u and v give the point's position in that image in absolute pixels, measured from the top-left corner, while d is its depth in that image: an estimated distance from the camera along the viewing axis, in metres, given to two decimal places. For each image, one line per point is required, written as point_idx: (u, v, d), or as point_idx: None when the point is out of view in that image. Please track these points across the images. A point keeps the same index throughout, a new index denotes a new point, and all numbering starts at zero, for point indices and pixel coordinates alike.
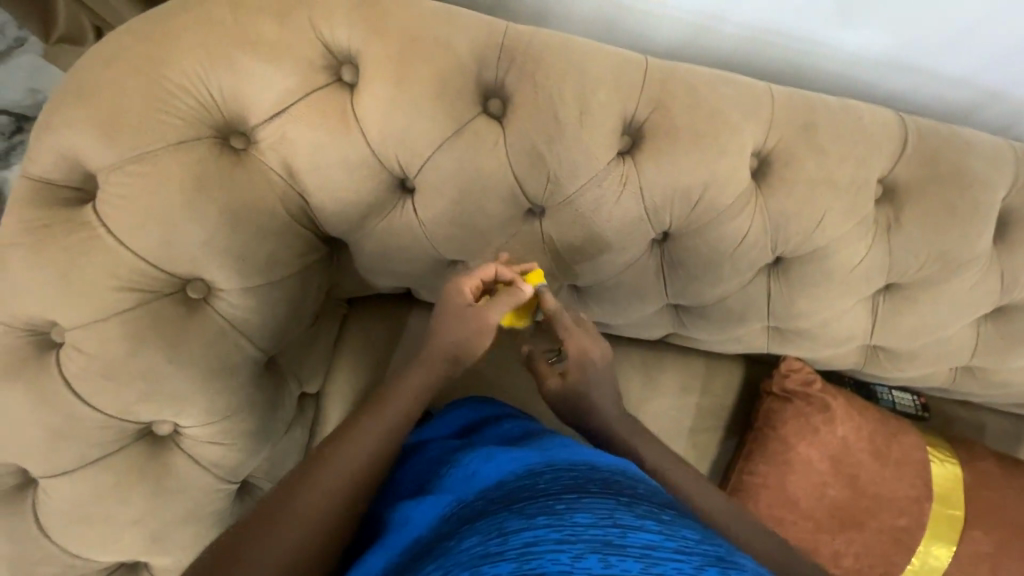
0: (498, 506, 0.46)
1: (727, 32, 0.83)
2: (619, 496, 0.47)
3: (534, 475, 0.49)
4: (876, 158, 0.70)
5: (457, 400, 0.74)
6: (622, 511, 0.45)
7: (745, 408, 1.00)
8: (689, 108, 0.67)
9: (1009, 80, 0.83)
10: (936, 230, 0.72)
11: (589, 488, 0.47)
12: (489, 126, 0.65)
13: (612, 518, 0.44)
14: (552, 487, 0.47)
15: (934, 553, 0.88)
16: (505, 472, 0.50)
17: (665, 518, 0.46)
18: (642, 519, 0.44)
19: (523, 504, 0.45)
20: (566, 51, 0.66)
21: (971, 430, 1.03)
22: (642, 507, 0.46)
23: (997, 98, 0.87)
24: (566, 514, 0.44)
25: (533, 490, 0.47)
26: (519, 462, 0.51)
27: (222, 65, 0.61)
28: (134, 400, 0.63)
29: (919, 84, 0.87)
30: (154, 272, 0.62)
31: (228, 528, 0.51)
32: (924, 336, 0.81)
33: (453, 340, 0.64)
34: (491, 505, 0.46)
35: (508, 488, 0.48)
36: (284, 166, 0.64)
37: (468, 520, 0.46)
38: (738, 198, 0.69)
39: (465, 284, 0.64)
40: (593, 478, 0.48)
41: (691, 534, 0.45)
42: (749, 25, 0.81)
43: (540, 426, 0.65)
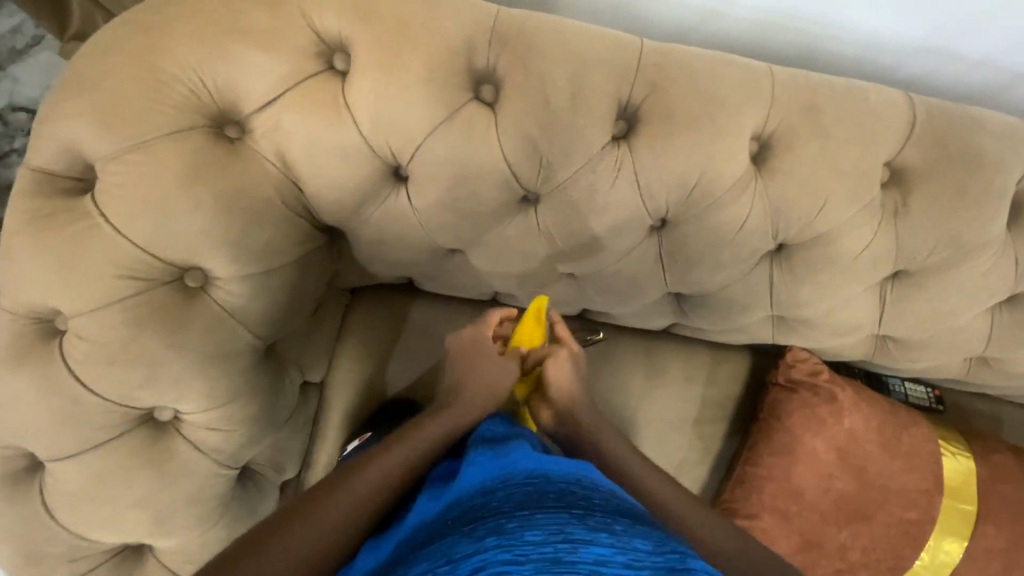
0: (453, 526, 0.49)
1: (731, 18, 0.81)
2: (573, 508, 0.50)
3: (489, 492, 0.53)
4: (884, 141, 0.68)
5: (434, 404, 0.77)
6: (574, 526, 0.48)
7: (750, 399, 0.99)
8: (686, 91, 0.65)
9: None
10: (946, 215, 0.69)
11: (542, 502, 0.50)
12: (481, 113, 0.64)
13: (562, 534, 0.47)
14: (506, 504, 0.51)
15: (945, 548, 0.85)
16: (464, 491, 0.54)
17: (618, 529, 0.49)
18: (593, 533, 0.47)
19: (475, 525, 0.49)
20: (559, 34, 0.65)
21: (988, 423, 1.00)
22: (595, 519, 0.49)
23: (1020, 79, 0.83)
24: (516, 532, 0.47)
25: (489, 507, 0.51)
26: (477, 479, 0.55)
27: (215, 54, 0.61)
28: (135, 386, 0.64)
29: (935, 69, 0.84)
30: (152, 260, 0.63)
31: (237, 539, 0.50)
32: (935, 325, 0.79)
33: None
34: (447, 524, 0.50)
35: (465, 509, 0.51)
36: (278, 155, 0.65)
37: (428, 538, 0.49)
38: (737, 182, 0.67)
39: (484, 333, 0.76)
40: (547, 492, 0.52)
41: (643, 544, 0.48)
42: (755, 11, 0.79)
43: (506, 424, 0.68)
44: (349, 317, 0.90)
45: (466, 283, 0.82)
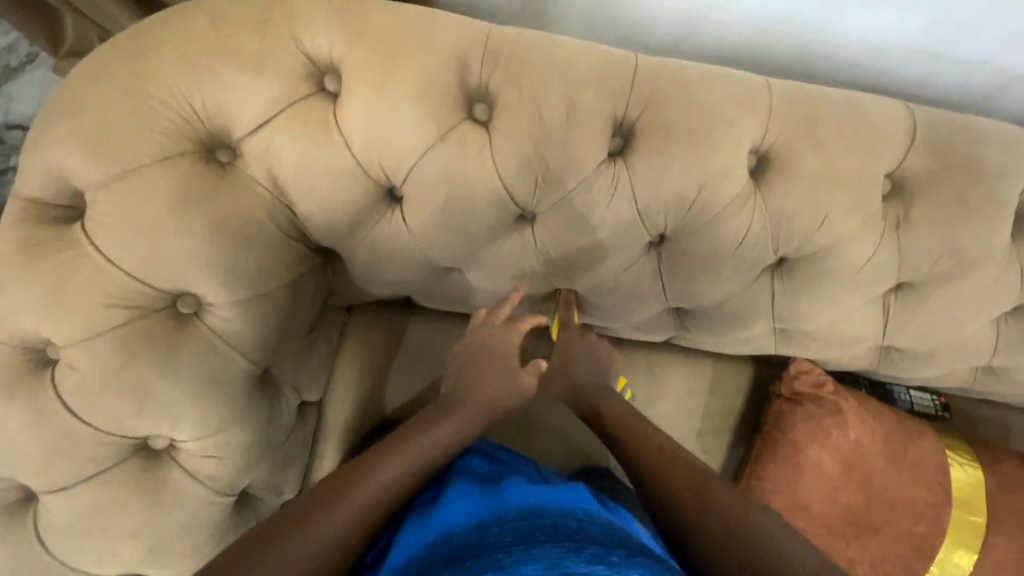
0: (449, 561, 0.51)
1: (726, 27, 0.81)
2: (568, 542, 0.52)
3: (485, 527, 0.56)
4: (884, 152, 0.67)
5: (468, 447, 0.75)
6: (570, 558, 0.49)
7: (754, 410, 0.98)
8: (681, 106, 0.64)
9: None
10: (948, 226, 0.68)
11: (537, 536, 0.53)
12: (474, 132, 0.63)
13: (558, 566, 0.48)
14: (501, 538, 0.53)
15: (955, 560, 0.84)
16: (461, 527, 0.57)
17: (614, 560, 0.50)
18: (589, 564, 0.49)
19: (469, 559, 0.50)
20: (552, 51, 0.64)
21: (994, 430, 0.99)
22: (591, 552, 0.51)
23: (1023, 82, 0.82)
24: (514, 566, 0.48)
25: (485, 542, 0.53)
26: (473, 516, 0.58)
27: (203, 79, 0.60)
28: (127, 415, 0.63)
29: (936, 73, 0.83)
30: (144, 288, 0.62)
31: (227, 549, 0.49)
32: (940, 336, 0.77)
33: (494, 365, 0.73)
34: (445, 560, 0.52)
35: (460, 546, 0.54)
36: (270, 178, 0.64)
37: (428, 572, 0.51)
38: (736, 197, 0.66)
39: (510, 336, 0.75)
40: (542, 528, 0.54)
41: None
42: (751, 20, 0.79)
43: (506, 461, 0.72)
44: (346, 333, 0.89)
45: (465, 300, 0.81)
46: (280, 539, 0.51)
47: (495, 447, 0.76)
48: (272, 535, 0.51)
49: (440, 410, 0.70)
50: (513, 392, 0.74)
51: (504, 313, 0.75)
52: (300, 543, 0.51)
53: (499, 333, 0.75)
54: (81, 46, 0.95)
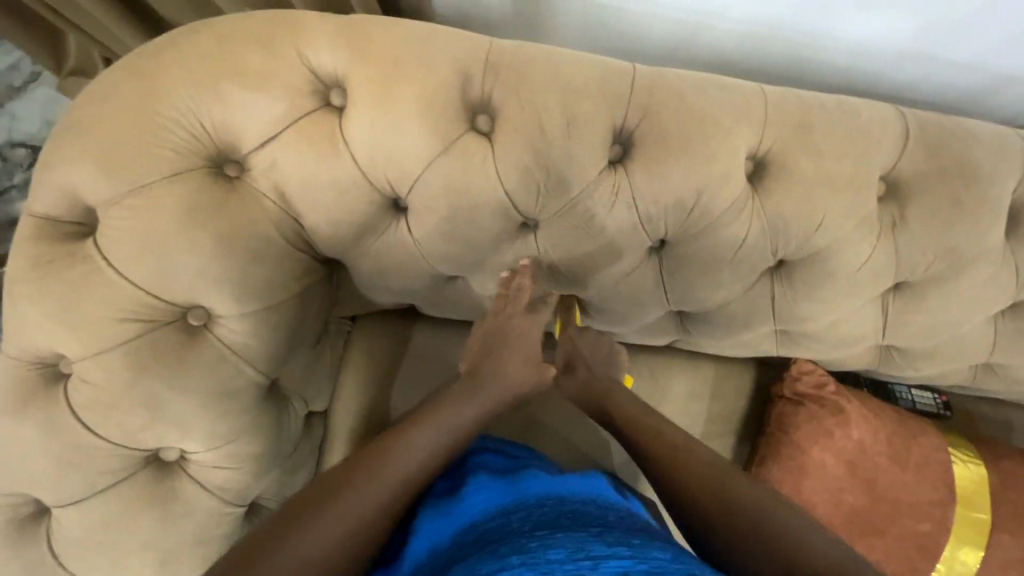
0: (477, 548, 0.55)
1: (721, 35, 0.83)
2: (590, 528, 0.56)
3: (509, 515, 0.59)
4: (878, 155, 0.68)
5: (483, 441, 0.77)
6: (593, 543, 0.52)
7: (757, 411, 0.98)
8: (679, 114, 0.65)
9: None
10: (943, 227, 0.69)
11: (559, 523, 0.56)
12: (477, 143, 0.65)
13: (584, 551, 0.51)
14: (526, 525, 0.57)
15: (961, 558, 0.84)
16: (485, 514, 0.61)
17: (635, 543, 0.54)
18: (612, 548, 0.52)
19: (498, 545, 0.54)
20: (551, 63, 0.65)
21: (995, 427, 0.99)
22: (612, 537, 0.54)
23: (1014, 82, 0.84)
24: (540, 551, 0.51)
25: (509, 529, 0.57)
26: (495, 504, 0.62)
27: (211, 96, 0.62)
28: (140, 428, 0.64)
29: (928, 75, 0.85)
30: (154, 301, 0.63)
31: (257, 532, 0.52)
32: (938, 334, 0.78)
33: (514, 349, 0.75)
34: (472, 546, 0.56)
35: (485, 534, 0.57)
36: (277, 191, 0.65)
37: (456, 559, 0.55)
38: (734, 202, 0.67)
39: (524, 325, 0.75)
40: (563, 515, 0.58)
41: (662, 554, 0.52)
42: (745, 27, 0.81)
43: (519, 454, 0.75)
44: (352, 342, 0.90)
45: (471, 307, 0.82)
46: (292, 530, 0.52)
47: (504, 443, 0.77)
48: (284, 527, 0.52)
49: (460, 389, 0.71)
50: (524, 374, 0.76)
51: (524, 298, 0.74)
52: (313, 533, 0.52)
53: (520, 317, 0.74)
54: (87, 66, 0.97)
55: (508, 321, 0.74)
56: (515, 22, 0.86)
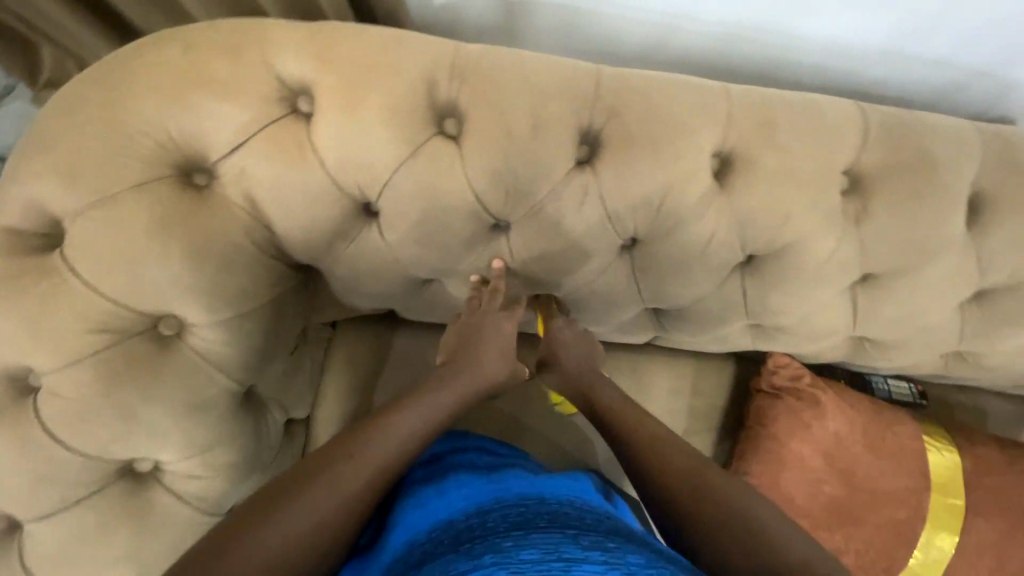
0: (452, 546, 0.55)
1: (690, 36, 0.84)
2: (566, 529, 0.56)
3: (487, 512, 0.59)
4: (840, 150, 0.70)
5: (465, 436, 0.77)
6: (567, 545, 0.53)
7: (737, 407, 0.99)
8: (644, 114, 0.66)
9: (995, 53, 0.81)
10: (905, 219, 0.71)
11: (537, 522, 0.57)
12: (445, 147, 0.65)
13: (557, 553, 0.52)
14: (501, 524, 0.57)
15: (937, 544, 0.86)
16: (463, 511, 0.61)
17: (610, 546, 0.54)
18: (587, 551, 0.52)
19: (472, 545, 0.54)
20: (516, 66, 0.66)
21: (970, 415, 1.01)
22: (587, 539, 0.55)
23: (978, 75, 0.85)
24: (513, 552, 0.52)
25: (485, 526, 0.57)
26: (474, 500, 0.62)
27: (178, 105, 0.62)
28: (112, 439, 0.64)
29: (894, 70, 0.86)
30: (124, 312, 0.63)
31: (222, 524, 0.52)
32: (907, 325, 0.80)
33: (492, 351, 0.74)
34: (446, 542, 0.56)
35: (459, 531, 0.57)
36: (247, 199, 0.65)
37: (430, 555, 0.55)
38: (701, 199, 0.68)
39: (500, 323, 0.74)
40: (540, 514, 0.58)
41: (636, 559, 0.53)
42: (712, 28, 0.82)
43: (501, 450, 0.75)
44: (332, 349, 0.90)
45: (449, 310, 0.82)
46: (267, 517, 0.53)
47: (493, 443, 0.78)
48: (260, 512, 0.53)
49: (440, 374, 0.71)
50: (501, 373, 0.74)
51: (496, 296, 0.74)
52: (288, 520, 0.53)
53: (495, 315, 0.74)
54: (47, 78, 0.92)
55: (491, 314, 0.74)
56: (489, 27, 0.87)
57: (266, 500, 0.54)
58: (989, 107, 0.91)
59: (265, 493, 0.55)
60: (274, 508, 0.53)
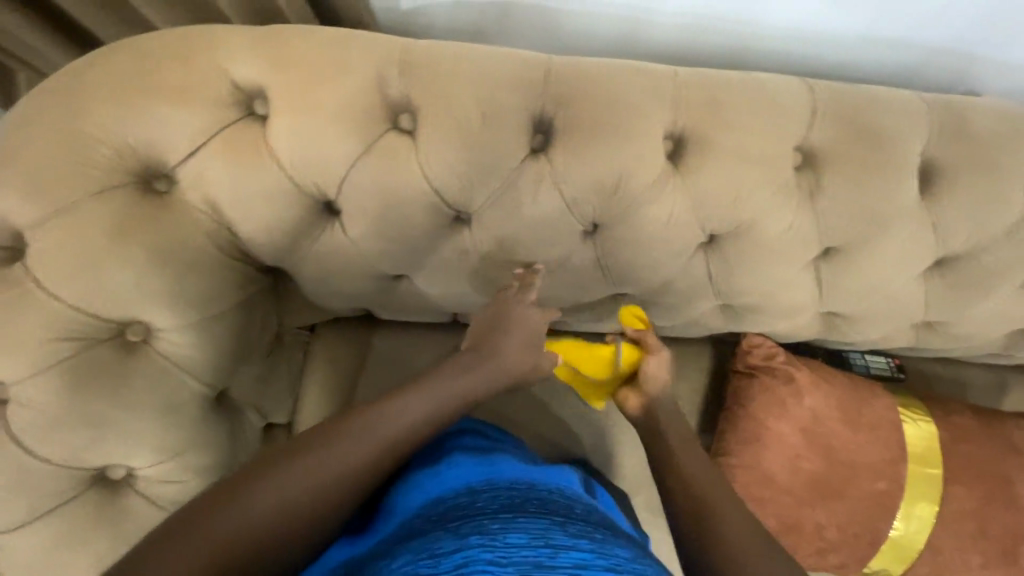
0: (441, 523, 0.56)
1: (653, 25, 0.85)
2: (556, 516, 0.57)
3: (477, 492, 0.60)
4: (789, 127, 0.71)
5: (467, 423, 0.76)
6: (555, 532, 0.54)
7: (718, 390, 1.00)
8: (593, 100, 0.68)
9: (951, 28, 0.81)
10: (860, 192, 0.72)
11: (527, 507, 0.57)
12: (401, 142, 0.66)
13: (545, 538, 0.53)
14: (492, 506, 0.57)
15: (917, 513, 0.87)
16: (454, 490, 0.61)
17: (598, 537, 0.55)
18: (575, 539, 0.54)
19: (461, 524, 0.55)
20: (465, 60, 0.67)
21: (948, 386, 1.02)
22: (575, 527, 0.56)
23: (943, 51, 0.85)
24: (501, 534, 0.53)
25: (475, 507, 0.57)
26: (465, 481, 0.62)
27: (133, 113, 0.63)
28: (82, 447, 0.65)
29: (857, 51, 0.87)
30: (89, 319, 0.63)
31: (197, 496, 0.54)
32: (871, 297, 0.81)
33: (516, 346, 0.69)
34: (436, 519, 0.56)
35: (449, 509, 0.58)
36: (207, 203, 0.66)
37: (418, 530, 0.56)
38: (656, 181, 0.69)
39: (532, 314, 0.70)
40: (531, 499, 0.59)
41: (622, 552, 0.54)
42: (675, 15, 0.83)
43: (498, 439, 0.74)
44: (311, 352, 0.90)
45: (422, 306, 0.83)
46: (233, 501, 0.54)
47: (481, 426, 0.78)
48: (225, 499, 0.54)
49: (458, 363, 0.67)
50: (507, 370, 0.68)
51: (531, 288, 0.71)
52: (251, 504, 0.54)
53: (524, 305, 0.70)
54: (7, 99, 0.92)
55: (518, 303, 0.70)
56: (456, 26, 0.87)
57: (234, 488, 0.55)
58: (955, 84, 0.91)
59: (231, 480, 0.56)
60: (240, 494, 0.55)
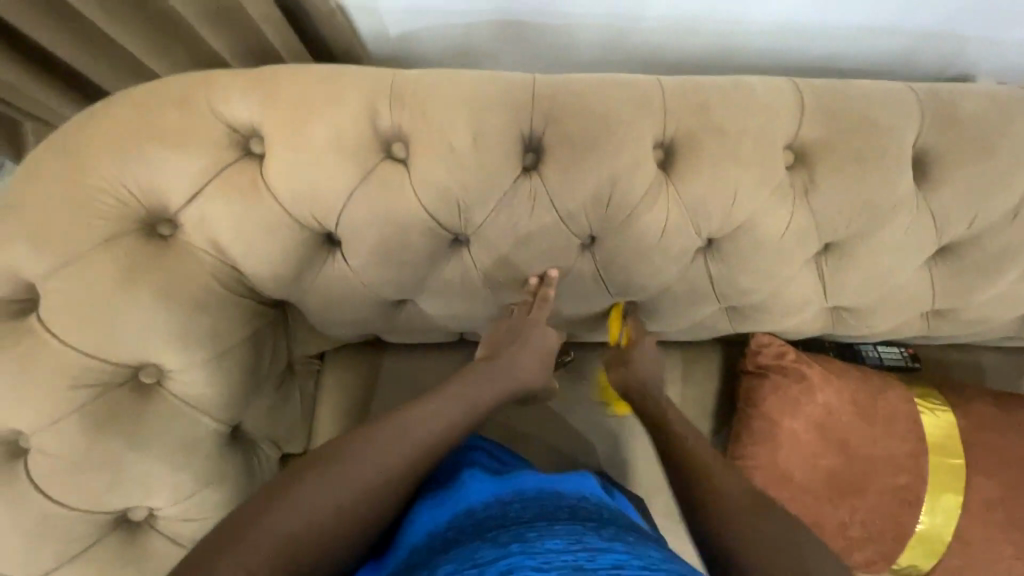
0: (477, 534, 0.56)
1: (639, 33, 0.86)
2: (589, 523, 0.57)
3: (507, 503, 0.60)
4: (778, 126, 0.71)
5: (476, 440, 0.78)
6: (590, 536, 0.54)
7: (729, 391, 0.99)
8: (580, 115, 0.68)
9: (938, 19, 0.81)
10: (854, 186, 0.72)
11: (558, 514, 0.58)
12: (395, 170, 0.67)
13: (581, 543, 0.52)
14: (524, 514, 0.58)
15: (942, 506, 0.86)
16: (483, 502, 0.62)
17: (630, 540, 0.55)
18: (609, 542, 0.53)
19: (497, 533, 0.55)
20: (452, 84, 0.68)
21: (964, 371, 1.01)
22: (609, 532, 0.55)
23: (933, 39, 0.85)
24: (540, 541, 0.52)
25: (508, 517, 0.58)
26: (493, 493, 0.63)
27: (134, 162, 0.65)
28: (102, 492, 0.66)
29: (844, 43, 0.86)
30: (104, 366, 0.65)
31: (216, 524, 0.55)
32: (877, 288, 0.80)
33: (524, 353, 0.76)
34: (471, 531, 0.57)
35: (484, 520, 0.58)
36: (211, 244, 0.68)
37: (454, 542, 0.56)
38: (649, 190, 0.70)
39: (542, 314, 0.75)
40: (561, 507, 0.59)
41: (656, 552, 0.53)
42: (663, 22, 0.84)
43: (510, 455, 0.75)
44: (322, 381, 0.91)
45: (427, 328, 0.84)
46: (248, 528, 0.54)
47: (494, 445, 0.79)
48: (238, 530, 0.54)
49: (472, 369, 0.73)
50: (514, 376, 0.75)
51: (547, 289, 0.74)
52: (267, 526, 0.55)
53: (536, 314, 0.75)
54: (18, 153, 0.95)
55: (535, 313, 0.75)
56: (447, 47, 0.89)
57: (246, 513, 0.56)
58: (948, 68, 0.90)
59: (238, 513, 0.56)
60: (253, 521, 0.55)
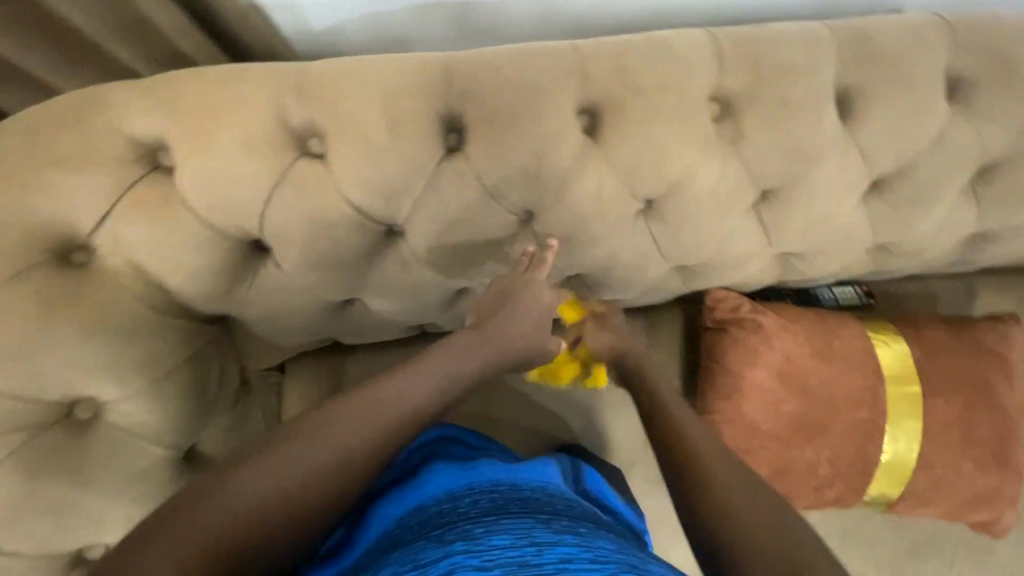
0: (423, 533, 0.55)
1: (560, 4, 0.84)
2: (539, 515, 0.56)
3: (459, 498, 0.60)
4: (699, 80, 0.70)
5: (446, 427, 0.75)
6: (539, 530, 0.53)
7: (694, 349, 1.00)
8: (497, 89, 0.66)
9: None
10: (780, 132, 0.72)
11: (508, 508, 0.57)
12: (314, 167, 0.65)
13: (528, 537, 0.52)
14: (473, 510, 0.57)
15: (903, 433, 0.88)
16: (435, 497, 0.61)
17: (581, 532, 0.54)
18: (559, 534, 0.52)
19: (444, 531, 0.54)
20: (362, 72, 0.66)
21: (916, 302, 1.03)
22: (559, 524, 0.55)
23: None
24: (485, 538, 0.52)
25: (459, 512, 0.57)
26: (447, 488, 0.62)
27: (33, 189, 0.61)
28: (50, 535, 0.64)
29: None
30: (33, 404, 0.62)
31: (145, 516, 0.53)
32: (818, 229, 0.81)
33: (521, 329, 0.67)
34: (419, 529, 0.57)
35: (433, 518, 0.58)
36: (131, 267, 0.65)
37: (403, 542, 0.56)
38: (578, 158, 0.69)
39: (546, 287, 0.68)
40: (512, 501, 0.59)
41: (606, 545, 0.53)
42: None
43: (476, 444, 0.74)
44: (284, 392, 0.89)
45: (380, 325, 0.82)
46: (174, 525, 0.51)
47: (465, 432, 0.76)
48: (161, 528, 0.51)
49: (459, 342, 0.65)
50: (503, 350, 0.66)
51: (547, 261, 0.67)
52: (199, 521, 0.52)
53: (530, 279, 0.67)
54: None
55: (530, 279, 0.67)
56: (368, 39, 0.86)
57: (177, 507, 0.53)
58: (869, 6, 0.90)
59: (167, 507, 0.53)
60: (180, 517, 0.52)
